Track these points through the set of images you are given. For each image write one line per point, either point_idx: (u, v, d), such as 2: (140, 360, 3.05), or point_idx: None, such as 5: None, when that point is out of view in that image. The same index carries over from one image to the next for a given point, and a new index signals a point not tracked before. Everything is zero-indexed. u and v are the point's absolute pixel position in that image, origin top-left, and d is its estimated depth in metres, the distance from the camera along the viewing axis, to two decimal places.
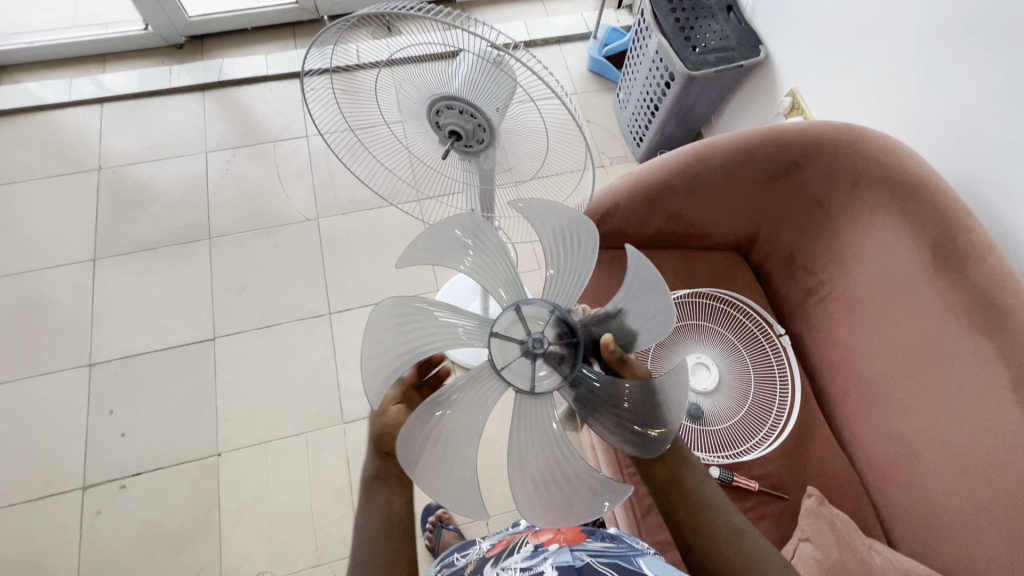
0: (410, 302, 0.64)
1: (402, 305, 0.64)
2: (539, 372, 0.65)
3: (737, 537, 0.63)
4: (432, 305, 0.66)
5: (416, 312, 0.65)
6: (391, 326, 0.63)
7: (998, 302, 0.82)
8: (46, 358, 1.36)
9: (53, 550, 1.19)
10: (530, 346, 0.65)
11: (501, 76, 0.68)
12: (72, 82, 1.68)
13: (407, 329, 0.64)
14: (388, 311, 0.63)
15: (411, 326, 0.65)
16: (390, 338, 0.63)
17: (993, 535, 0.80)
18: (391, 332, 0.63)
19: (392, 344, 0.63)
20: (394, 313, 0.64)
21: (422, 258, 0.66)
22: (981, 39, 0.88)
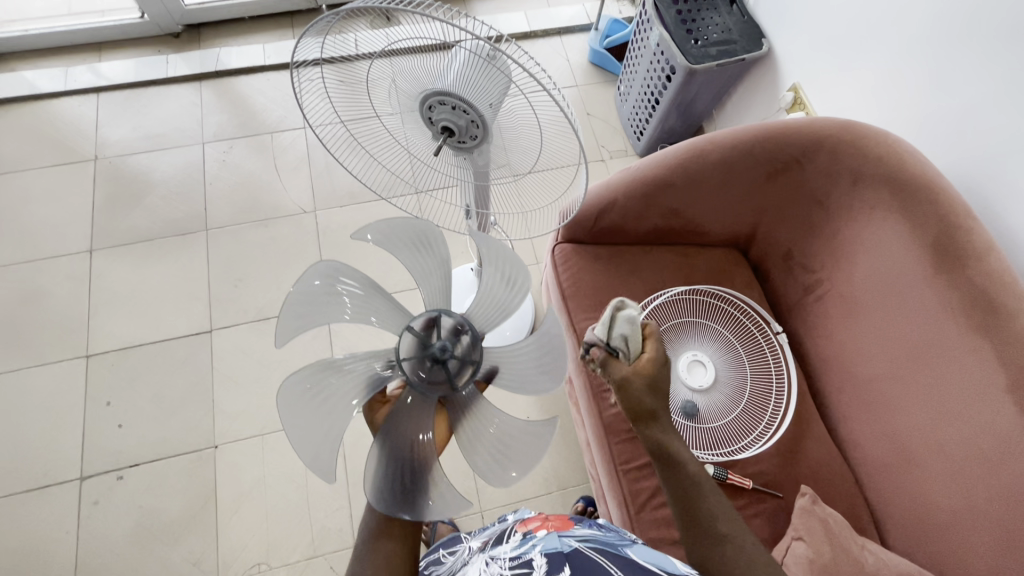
0: (313, 375, 0.56)
1: (305, 378, 0.55)
2: (457, 376, 0.60)
3: (731, 544, 0.65)
4: (338, 361, 0.58)
5: (325, 377, 0.57)
6: (307, 397, 0.56)
7: (998, 304, 0.81)
8: (43, 349, 1.36)
9: (51, 540, 1.20)
10: (437, 355, 0.60)
11: (493, 71, 0.67)
12: (69, 71, 1.66)
13: (324, 395, 0.57)
14: (292, 390, 0.55)
15: (324, 385, 0.57)
16: (315, 407, 0.56)
17: (986, 536, 0.80)
18: (309, 404, 0.56)
19: (317, 413, 0.56)
20: (300, 390, 0.55)
21: (301, 326, 0.58)
22: (989, 36, 0.86)
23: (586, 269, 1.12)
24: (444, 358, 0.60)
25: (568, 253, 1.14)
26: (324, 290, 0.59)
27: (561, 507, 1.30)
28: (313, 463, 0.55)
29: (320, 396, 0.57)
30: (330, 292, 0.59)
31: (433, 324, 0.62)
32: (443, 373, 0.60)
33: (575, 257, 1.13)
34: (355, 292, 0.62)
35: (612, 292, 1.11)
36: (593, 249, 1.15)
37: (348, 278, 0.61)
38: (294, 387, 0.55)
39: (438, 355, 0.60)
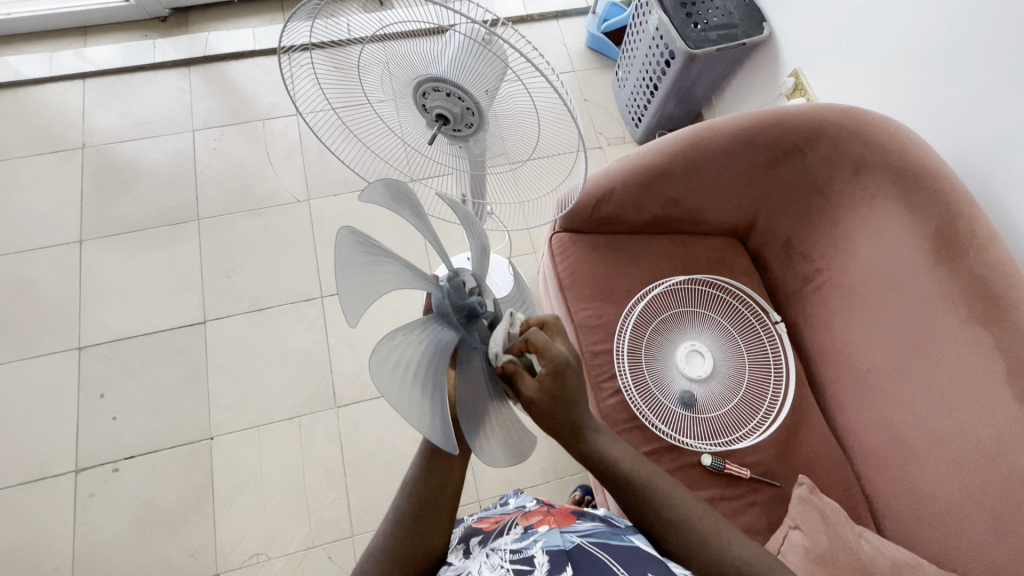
0: (392, 354, 0.47)
1: (380, 357, 0.46)
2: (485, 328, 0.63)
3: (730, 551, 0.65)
4: (399, 334, 0.50)
5: (396, 353, 0.48)
6: (391, 374, 0.46)
7: (999, 294, 0.81)
8: (34, 341, 1.35)
9: (47, 533, 1.19)
10: (472, 310, 0.61)
11: (489, 57, 0.65)
12: (54, 56, 1.62)
13: (405, 372, 0.48)
14: (378, 368, 0.45)
15: (399, 360, 0.48)
16: (401, 382, 0.47)
17: (982, 525, 0.81)
18: (395, 382, 0.46)
19: (404, 390, 0.46)
20: (387, 371, 0.46)
21: (360, 308, 0.47)
22: (995, 20, 0.84)
23: (584, 259, 1.11)
24: (476, 311, 0.62)
25: (565, 242, 1.13)
26: (354, 270, 0.48)
27: (559, 495, 1.30)
28: (423, 435, 0.45)
29: (398, 370, 0.47)
30: (361, 266, 0.49)
31: (455, 279, 0.62)
32: (479, 326, 0.62)
33: (572, 246, 1.12)
34: (382, 262, 0.51)
35: (610, 282, 1.10)
36: (591, 238, 1.13)
37: (371, 251, 0.50)
38: (378, 369, 0.45)
39: (472, 308, 0.61)
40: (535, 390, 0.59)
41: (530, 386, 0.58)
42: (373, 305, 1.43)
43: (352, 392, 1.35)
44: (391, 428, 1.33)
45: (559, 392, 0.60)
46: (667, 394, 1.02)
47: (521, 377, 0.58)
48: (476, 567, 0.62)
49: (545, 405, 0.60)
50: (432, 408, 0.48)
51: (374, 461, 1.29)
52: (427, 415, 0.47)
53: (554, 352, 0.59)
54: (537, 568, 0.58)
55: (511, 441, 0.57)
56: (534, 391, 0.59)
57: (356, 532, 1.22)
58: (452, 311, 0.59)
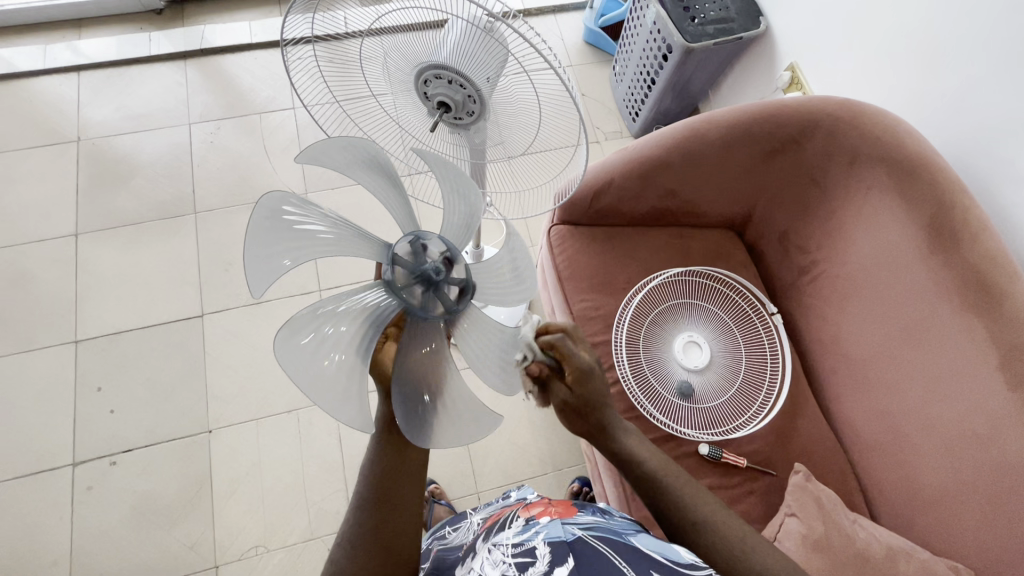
0: (306, 329, 0.49)
1: (290, 341, 0.47)
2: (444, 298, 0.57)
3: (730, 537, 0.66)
4: (320, 312, 0.50)
5: (314, 334, 0.50)
6: (308, 358, 0.48)
7: (993, 283, 0.82)
8: (31, 334, 1.34)
9: (44, 526, 1.19)
10: (424, 280, 0.56)
11: (491, 43, 0.65)
12: (48, 48, 1.61)
13: (316, 346, 0.49)
14: (291, 358, 0.47)
15: (320, 338, 0.50)
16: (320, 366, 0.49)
17: (974, 510, 0.83)
18: (312, 362, 0.49)
19: (321, 375, 0.48)
20: (291, 348, 0.48)
21: (272, 277, 0.50)
22: (991, 13, 0.85)
23: (582, 251, 1.12)
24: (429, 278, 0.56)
25: (564, 234, 1.13)
26: (272, 234, 0.49)
27: (557, 487, 1.31)
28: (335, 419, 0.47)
29: (315, 352, 0.49)
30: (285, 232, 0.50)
31: (409, 244, 0.57)
32: (435, 295, 0.57)
33: (571, 238, 1.13)
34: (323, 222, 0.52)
35: (609, 274, 1.10)
36: (589, 230, 1.14)
37: (306, 209, 0.51)
38: (291, 355, 0.47)
39: (423, 278, 0.56)
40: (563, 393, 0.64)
41: (560, 389, 0.63)
42: None
43: None
44: None
45: (584, 395, 0.64)
46: (665, 384, 1.03)
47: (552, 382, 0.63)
48: (478, 563, 0.62)
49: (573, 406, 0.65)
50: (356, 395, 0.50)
51: None
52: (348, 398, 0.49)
53: (577, 357, 0.62)
54: (539, 560, 0.58)
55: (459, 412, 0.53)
56: (565, 394, 0.64)
57: None
58: (399, 279, 0.56)
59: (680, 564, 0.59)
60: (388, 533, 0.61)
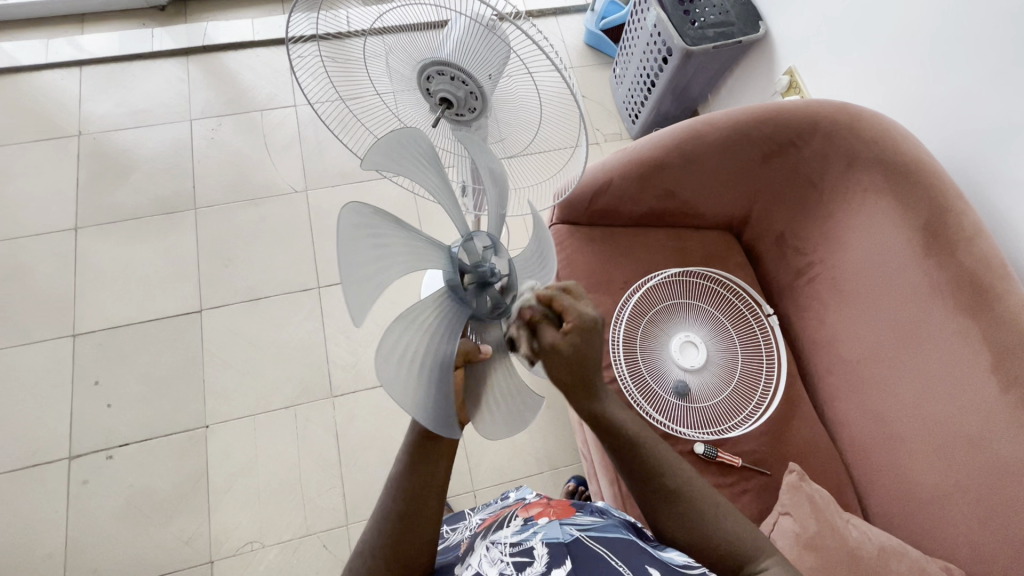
0: (405, 321, 0.50)
1: (363, 214, 0.46)
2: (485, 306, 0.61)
3: None
4: (392, 226, 0.51)
5: (377, 233, 0.49)
6: (362, 244, 0.47)
7: (987, 286, 0.83)
8: (29, 327, 1.34)
9: (39, 520, 1.19)
10: (481, 276, 0.60)
11: (493, 40, 0.66)
12: (50, 43, 1.62)
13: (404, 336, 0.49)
14: (354, 222, 0.45)
15: (381, 246, 0.49)
16: (366, 264, 0.47)
17: (966, 511, 0.83)
18: (364, 251, 0.47)
19: (365, 273, 0.47)
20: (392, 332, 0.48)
21: (387, 163, 0.50)
22: (988, 19, 0.86)
23: (581, 250, 1.13)
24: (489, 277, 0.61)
25: (563, 234, 1.14)
26: (405, 146, 0.50)
27: (553, 487, 1.31)
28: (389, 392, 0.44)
29: (372, 251, 0.48)
30: (417, 151, 0.53)
31: (490, 242, 0.62)
32: (483, 297, 0.61)
33: (570, 238, 1.14)
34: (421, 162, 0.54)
35: (607, 274, 1.11)
36: (588, 230, 1.15)
37: (428, 155, 0.54)
38: (355, 219, 0.46)
39: (485, 275, 0.60)
40: (557, 339, 0.56)
41: (551, 335, 0.56)
42: None
43: (348, 382, 1.36)
44: (386, 420, 1.33)
45: (583, 348, 0.57)
46: (662, 384, 1.04)
47: (542, 326, 0.57)
48: (476, 561, 0.63)
49: (568, 358, 0.56)
50: (394, 331, 0.48)
51: (369, 450, 1.30)
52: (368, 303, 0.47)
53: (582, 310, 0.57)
54: (537, 561, 0.59)
55: (506, 420, 0.59)
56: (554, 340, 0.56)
57: (350, 520, 1.23)
58: (468, 270, 0.60)
59: (675, 564, 0.61)
60: (385, 531, 0.60)
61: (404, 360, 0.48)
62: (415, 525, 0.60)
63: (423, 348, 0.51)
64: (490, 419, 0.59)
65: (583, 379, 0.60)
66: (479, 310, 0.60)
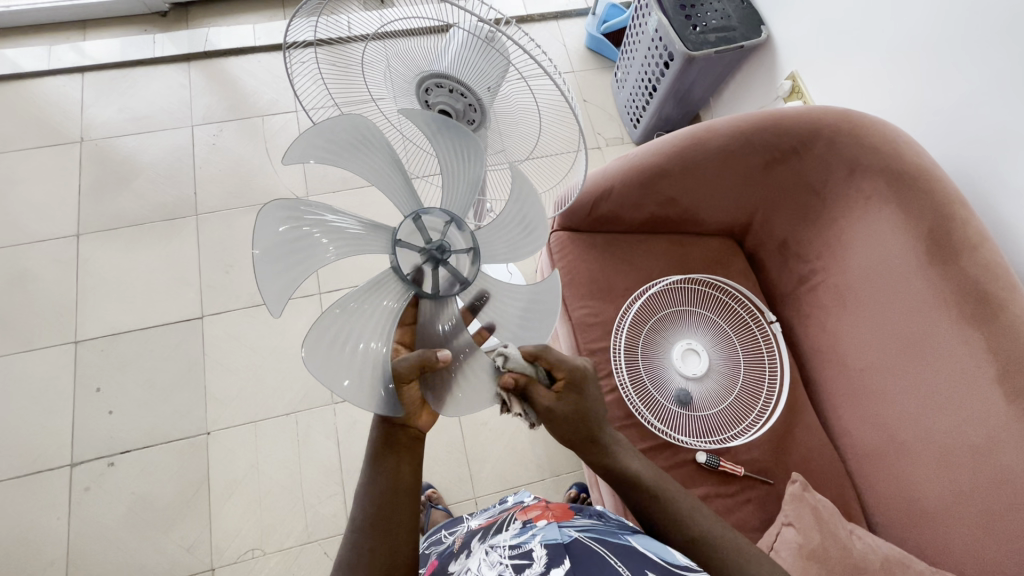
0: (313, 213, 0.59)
1: (366, 126, 0.60)
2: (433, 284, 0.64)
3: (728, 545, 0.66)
4: (329, 210, 0.60)
5: (307, 219, 0.59)
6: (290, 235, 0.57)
7: (991, 296, 0.82)
8: (31, 335, 1.34)
9: (41, 526, 1.19)
10: (433, 252, 0.63)
11: (492, 53, 0.65)
12: (52, 49, 1.62)
13: (309, 218, 0.58)
14: (278, 214, 0.56)
15: (365, 145, 0.61)
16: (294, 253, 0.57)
17: (970, 523, 0.83)
18: (347, 140, 0.60)
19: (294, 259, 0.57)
20: (304, 208, 0.58)
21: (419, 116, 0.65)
22: (993, 23, 0.85)
23: (582, 258, 1.12)
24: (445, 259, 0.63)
25: (564, 241, 1.14)
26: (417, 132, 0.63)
27: (554, 493, 1.31)
28: (264, 211, 0.54)
29: (354, 143, 0.61)
30: (456, 135, 0.65)
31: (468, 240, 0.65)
32: (433, 271, 0.63)
33: (571, 245, 1.13)
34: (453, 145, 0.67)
35: (608, 281, 1.11)
36: (590, 237, 1.14)
37: (464, 149, 0.66)
38: (278, 211, 0.56)
39: (436, 254, 0.63)
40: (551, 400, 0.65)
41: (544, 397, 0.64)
42: None
43: None
44: None
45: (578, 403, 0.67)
46: (663, 392, 1.03)
47: (536, 391, 0.64)
48: (475, 564, 0.62)
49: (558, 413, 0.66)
50: (329, 319, 0.56)
51: None
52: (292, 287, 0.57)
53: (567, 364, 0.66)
54: (535, 562, 0.58)
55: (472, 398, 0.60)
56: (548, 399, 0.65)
57: None
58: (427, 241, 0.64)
59: (675, 565, 0.59)
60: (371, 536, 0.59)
61: (295, 227, 0.58)
62: (381, 537, 0.58)
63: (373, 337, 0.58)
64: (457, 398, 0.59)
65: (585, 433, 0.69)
66: (422, 282, 0.64)
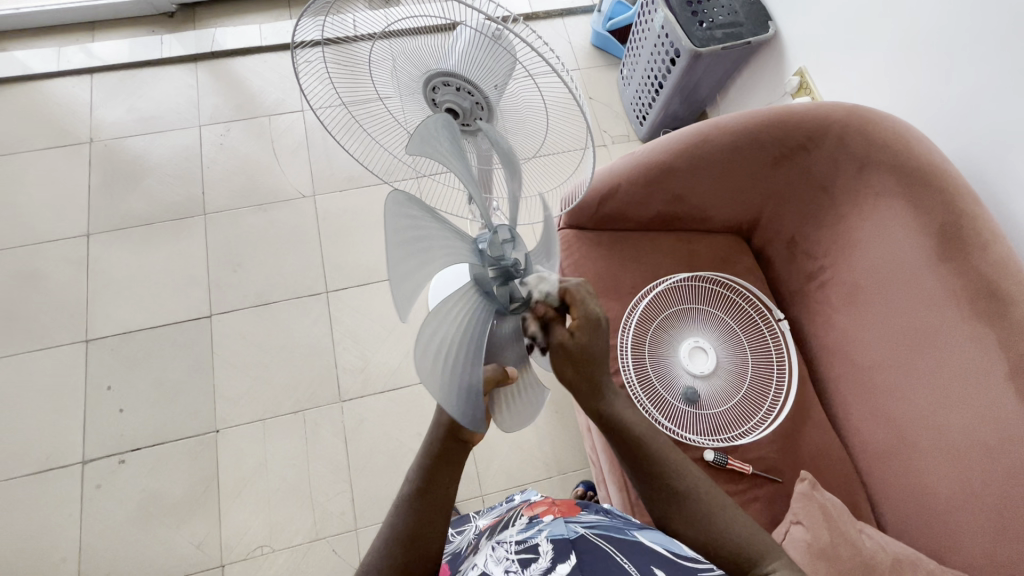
0: (417, 216, 0.53)
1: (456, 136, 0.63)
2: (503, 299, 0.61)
3: None
4: (427, 210, 0.55)
5: (413, 222, 0.53)
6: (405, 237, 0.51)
7: (1003, 292, 0.81)
8: (43, 334, 1.36)
9: (54, 523, 1.20)
10: (504, 267, 0.62)
11: (498, 50, 0.65)
12: (62, 51, 1.64)
13: (416, 219, 0.53)
14: (395, 213, 0.50)
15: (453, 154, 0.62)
16: (409, 256, 0.51)
17: (981, 521, 0.82)
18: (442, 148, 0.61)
19: (405, 264, 0.51)
20: (414, 206, 0.53)
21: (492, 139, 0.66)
22: (1004, 18, 0.84)
23: (589, 256, 1.12)
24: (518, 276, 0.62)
25: (570, 238, 1.14)
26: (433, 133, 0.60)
27: (561, 491, 1.31)
28: (389, 195, 0.49)
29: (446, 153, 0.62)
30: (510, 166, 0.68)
31: (525, 259, 0.64)
32: (505, 288, 0.62)
33: (577, 243, 1.13)
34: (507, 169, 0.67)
35: (615, 278, 1.10)
36: (596, 235, 1.14)
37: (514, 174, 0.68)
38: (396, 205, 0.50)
39: (507, 267, 0.62)
40: (564, 336, 0.61)
41: (560, 332, 0.61)
42: (379, 300, 1.45)
43: (357, 386, 1.36)
44: (394, 423, 1.33)
45: (585, 345, 0.61)
46: (670, 390, 1.03)
47: (553, 325, 0.61)
48: (482, 560, 0.62)
49: (571, 348, 0.61)
50: (426, 325, 0.49)
51: (378, 456, 1.30)
52: (411, 293, 0.51)
53: (587, 304, 0.61)
54: (541, 557, 0.58)
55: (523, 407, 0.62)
56: (565, 337, 0.61)
57: (359, 525, 1.23)
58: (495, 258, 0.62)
59: (681, 559, 0.59)
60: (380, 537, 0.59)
61: (408, 227, 0.52)
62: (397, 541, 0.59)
63: (452, 340, 0.52)
64: (512, 413, 0.62)
65: (587, 377, 0.63)
66: (492, 295, 0.61)
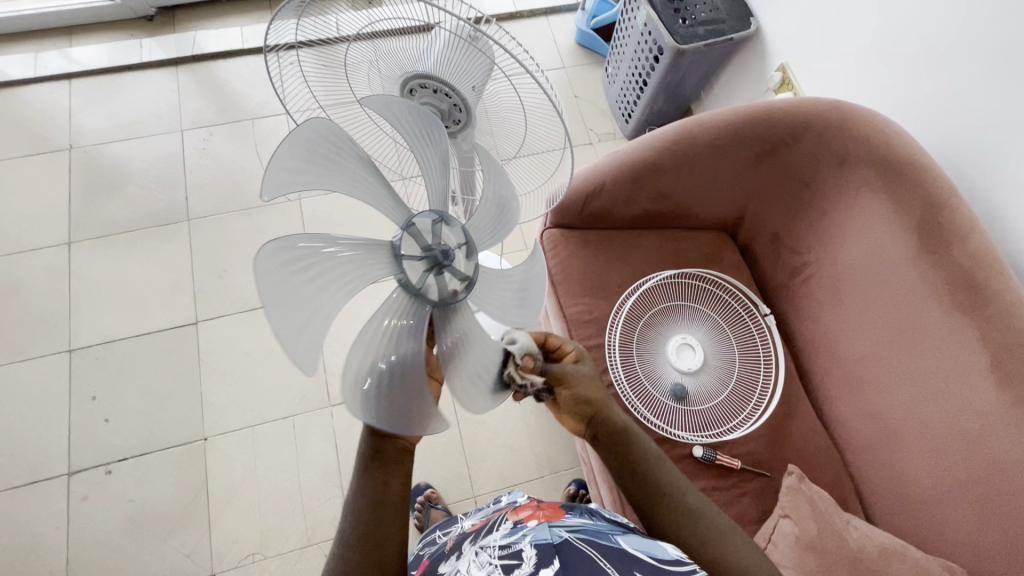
0: (338, 144, 0.55)
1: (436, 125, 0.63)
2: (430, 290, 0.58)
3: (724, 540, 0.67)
4: (348, 147, 0.56)
5: (331, 151, 0.55)
6: (316, 153, 0.53)
7: (983, 283, 0.82)
8: (26, 345, 1.34)
9: (40, 536, 1.19)
10: (436, 258, 0.59)
11: (474, 52, 0.65)
12: (39, 56, 1.61)
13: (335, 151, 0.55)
14: (320, 131, 0.53)
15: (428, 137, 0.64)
16: (311, 165, 0.53)
17: (965, 510, 0.83)
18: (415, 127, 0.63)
19: (301, 174, 0.52)
20: (334, 138, 0.55)
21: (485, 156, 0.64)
22: (980, 12, 0.85)
23: (575, 254, 1.12)
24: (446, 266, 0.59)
25: (557, 238, 1.13)
26: (428, 128, 0.63)
27: (553, 490, 1.31)
28: (318, 119, 0.52)
29: (423, 134, 0.64)
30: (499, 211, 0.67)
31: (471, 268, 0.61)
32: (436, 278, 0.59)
33: (564, 242, 1.13)
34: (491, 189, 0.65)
35: (602, 277, 1.10)
36: (583, 233, 1.14)
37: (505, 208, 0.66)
38: (323, 127, 0.53)
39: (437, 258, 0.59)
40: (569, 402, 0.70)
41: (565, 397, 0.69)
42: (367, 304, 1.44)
43: None
44: None
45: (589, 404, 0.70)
46: (659, 387, 1.03)
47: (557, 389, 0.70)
48: (465, 566, 0.62)
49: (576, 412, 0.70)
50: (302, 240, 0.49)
51: None
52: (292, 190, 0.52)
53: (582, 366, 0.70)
54: (525, 563, 0.58)
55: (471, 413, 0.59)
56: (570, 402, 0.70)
57: None
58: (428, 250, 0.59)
59: (663, 562, 0.59)
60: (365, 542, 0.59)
61: (324, 151, 0.54)
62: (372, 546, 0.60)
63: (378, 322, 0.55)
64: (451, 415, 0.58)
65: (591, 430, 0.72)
66: (427, 292, 0.58)
